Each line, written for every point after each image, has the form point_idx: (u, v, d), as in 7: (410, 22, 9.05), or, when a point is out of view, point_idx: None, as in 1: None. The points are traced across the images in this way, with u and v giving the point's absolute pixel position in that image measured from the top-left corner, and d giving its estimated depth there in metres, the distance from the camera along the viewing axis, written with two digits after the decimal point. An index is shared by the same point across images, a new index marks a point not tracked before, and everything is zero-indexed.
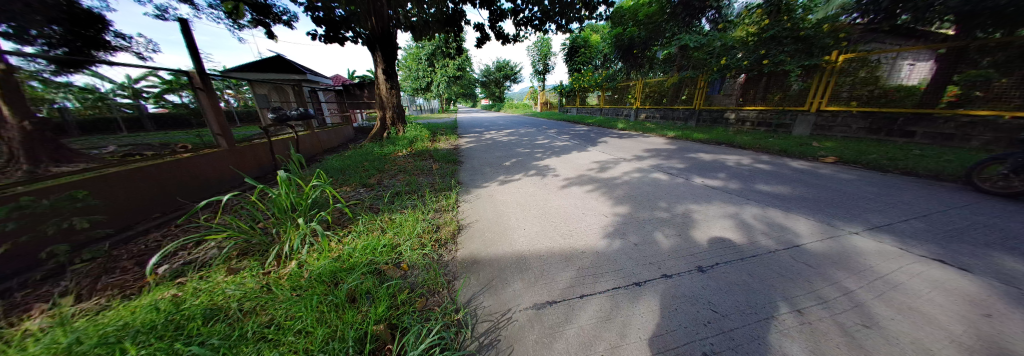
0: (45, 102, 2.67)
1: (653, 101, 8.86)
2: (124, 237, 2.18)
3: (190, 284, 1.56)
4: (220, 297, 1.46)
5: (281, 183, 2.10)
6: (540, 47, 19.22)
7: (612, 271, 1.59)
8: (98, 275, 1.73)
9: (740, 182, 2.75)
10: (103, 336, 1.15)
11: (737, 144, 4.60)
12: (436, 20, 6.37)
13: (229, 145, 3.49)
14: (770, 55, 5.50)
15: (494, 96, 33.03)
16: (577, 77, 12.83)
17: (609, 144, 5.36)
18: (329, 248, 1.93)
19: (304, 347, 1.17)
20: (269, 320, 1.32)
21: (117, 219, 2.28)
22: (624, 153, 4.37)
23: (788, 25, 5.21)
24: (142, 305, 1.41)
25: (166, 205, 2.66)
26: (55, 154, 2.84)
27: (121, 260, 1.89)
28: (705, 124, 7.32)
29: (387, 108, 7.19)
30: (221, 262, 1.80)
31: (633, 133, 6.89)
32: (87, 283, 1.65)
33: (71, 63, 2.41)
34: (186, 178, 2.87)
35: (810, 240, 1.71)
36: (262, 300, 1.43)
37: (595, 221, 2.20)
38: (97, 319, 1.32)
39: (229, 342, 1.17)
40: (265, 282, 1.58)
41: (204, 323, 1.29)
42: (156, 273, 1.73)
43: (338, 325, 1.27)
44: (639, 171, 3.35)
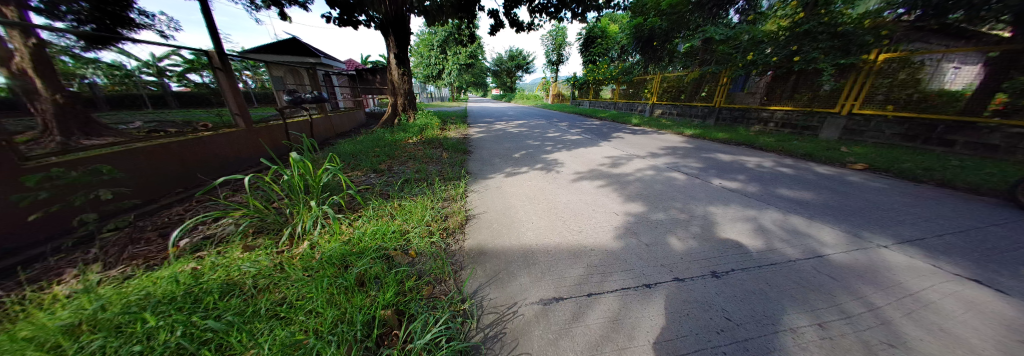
0: (76, 78, 2.77)
1: (671, 97, 8.58)
2: (149, 209, 2.27)
3: (209, 259, 1.61)
4: (236, 272, 1.50)
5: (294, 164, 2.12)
6: (554, 36, 18.76)
7: (622, 271, 1.56)
8: (125, 243, 1.81)
9: (760, 186, 2.65)
10: (127, 305, 1.21)
11: (758, 145, 4.42)
12: (449, 6, 6.28)
13: (246, 126, 3.55)
14: (802, 52, 5.21)
15: (505, 86, 32.59)
16: (591, 70, 12.48)
17: (622, 140, 5.24)
18: (341, 230, 1.98)
19: (314, 328, 1.20)
20: (283, 297, 1.36)
21: (141, 194, 2.36)
22: (637, 149, 4.27)
23: (824, 19, 4.91)
24: (164, 276, 1.46)
25: (188, 180, 2.75)
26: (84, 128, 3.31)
27: (145, 231, 1.96)
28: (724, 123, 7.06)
29: (399, 94, 7.19)
30: (238, 238, 1.85)
31: (649, 129, 6.71)
32: (113, 251, 1.72)
33: (99, 39, 2.46)
34: (205, 156, 2.94)
35: (834, 250, 1.63)
36: (275, 278, 1.46)
37: (604, 219, 2.15)
38: (122, 287, 1.38)
39: (245, 318, 1.21)
40: (278, 261, 1.62)
41: (220, 298, 1.34)
42: (177, 246, 1.79)
43: (347, 308, 1.29)
44: (653, 169, 3.28)
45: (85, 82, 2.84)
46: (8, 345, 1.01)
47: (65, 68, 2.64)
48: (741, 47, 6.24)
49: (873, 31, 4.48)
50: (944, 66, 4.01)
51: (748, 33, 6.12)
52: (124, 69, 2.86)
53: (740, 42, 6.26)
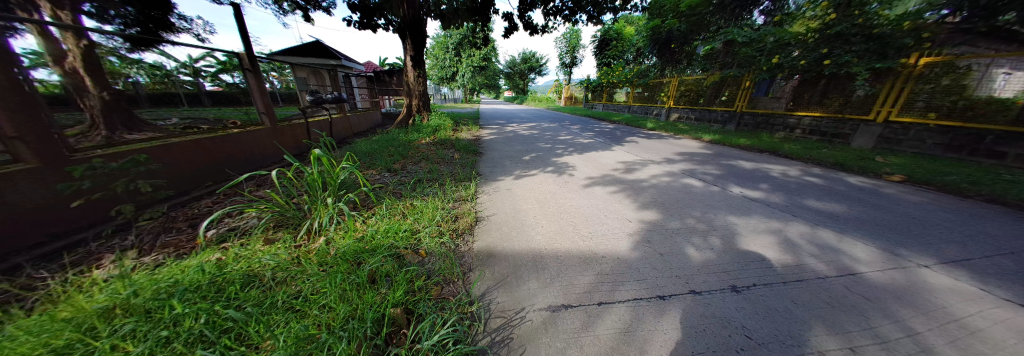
0: (122, 77, 3.26)
1: (689, 100, 8.34)
2: (182, 200, 2.38)
3: (233, 250, 1.66)
4: (256, 264, 1.55)
5: (314, 160, 2.16)
6: (568, 38, 18.64)
7: (636, 279, 1.51)
8: (159, 232, 1.91)
9: (784, 196, 2.51)
10: (156, 291, 1.26)
11: (782, 152, 4.22)
12: (465, 9, 6.37)
13: (272, 124, 3.68)
14: (833, 55, 4.83)
15: (518, 88, 32.64)
16: (605, 72, 12.32)
17: (636, 144, 5.12)
18: (354, 227, 2.00)
19: (326, 322, 1.21)
20: (298, 291, 1.38)
21: (175, 186, 2.47)
22: (652, 155, 4.15)
23: (858, 20, 4.55)
24: (192, 264, 1.53)
25: (217, 175, 2.87)
26: (128, 124, 3.71)
27: (177, 221, 2.06)
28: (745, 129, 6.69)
29: (414, 95, 7.30)
30: (260, 231, 1.91)
31: (665, 134, 6.54)
32: (148, 239, 1.82)
33: (143, 42, 2.61)
34: (232, 152, 3.05)
35: (869, 268, 1.51)
36: (292, 271, 1.49)
37: (615, 227, 2.08)
38: (153, 273, 1.44)
39: (262, 310, 1.24)
40: (295, 255, 1.66)
41: (241, 288, 1.38)
42: (205, 236, 1.87)
43: (358, 305, 1.29)
44: (668, 175, 3.17)
45: (128, 81, 3.32)
46: (53, 324, 1.08)
47: (113, 68, 3.13)
48: (766, 49, 5.70)
49: (914, 34, 4.13)
50: (993, 71, 3.76)
51: (773, 35, 5.53)
52: (163, 69, 3.13)
53: (765, 44, 5.66)
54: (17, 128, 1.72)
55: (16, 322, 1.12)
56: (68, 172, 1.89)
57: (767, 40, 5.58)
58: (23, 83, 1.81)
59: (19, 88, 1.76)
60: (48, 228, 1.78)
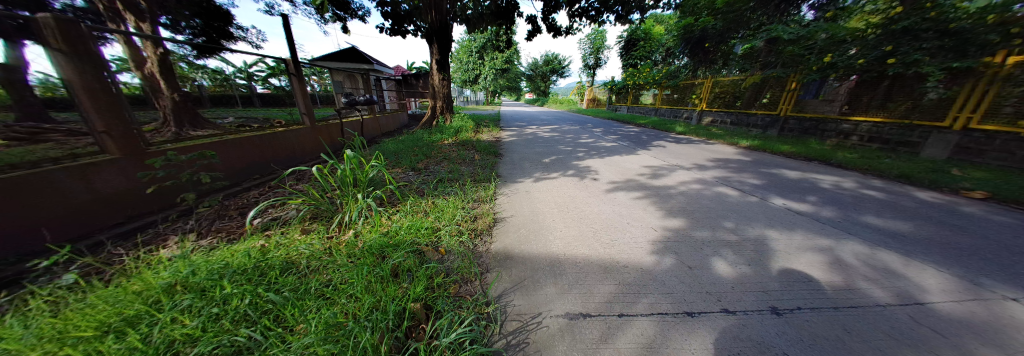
0: (189, 80, 3.77)
1: (724, 103, 7.80)
2: (234, 190, 2.68)
3: (274, 238, 1.78)
4: (293, 252, 1.64)
5: (347, 159, 2.25)
6: (593, 39, 18.30)
7: (661, 289, 1.44)
8: (214, 219, 2.16)
9: (836, 210, 2.27)
10: (210, 271, 1.38)
11: (831, 161, 3.84)
12: (490, 13, 6.44)
13: (312, 124, 3.96)
14: (898, 53, 4.17)
15: (539, 90, 32.52)
16: (631, 74, 11.94)
17: (664, 149, 4.89)
18: (380, 222, 2.06)
19: (352, 311, 1.25)
20: (327, 279, 1.44)
21: (230, 178, 2.81)
22: (681, 160, 3.94)
23: (931, 14, 3.82)
24: (240, 249, 1.65)
25: (264, 169, 3.20)
26: (192, 122, 4.26)
27: (229, 209, 2.31)
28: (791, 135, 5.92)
29: (439, 97, 7.48)
30: (298, 222, 2.02)
31: (695, 138, 6.21)
32: (205, 224, 2.07)
33: (207, 49, 2.87)
34: (272, 149, 3.30)
35: (940, 298, 1.31)
36: (324, 261, 1.56)
37: (640, 234, 1.98)
38: (208, 255, 1.57)
39: (297, 296, 1.31)
40: (327, 246, 1.73)
41: (279, 273, 1.47)
42: (252, 224, 2.02)
43: (381, 297, 1.32)
44: (699, 183, 2.98)
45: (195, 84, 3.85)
46: (126, 296, 1.24)
47: (184, 73, 3.60)
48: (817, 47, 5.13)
49: (1001, 29, 3.43)
50: None
51: (826, 31, 5.03)
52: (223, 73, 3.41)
53: (816, 41, 5.14)
54: (105, 123, 1.99)
55: (99, 291, 1.29)
56: (147, 163, 2.20)
57: (819, 37, 5.09)
58: (111, 85, 2.09)
59: (105, 88, 2.02)
60: (125, 212, 2.08)
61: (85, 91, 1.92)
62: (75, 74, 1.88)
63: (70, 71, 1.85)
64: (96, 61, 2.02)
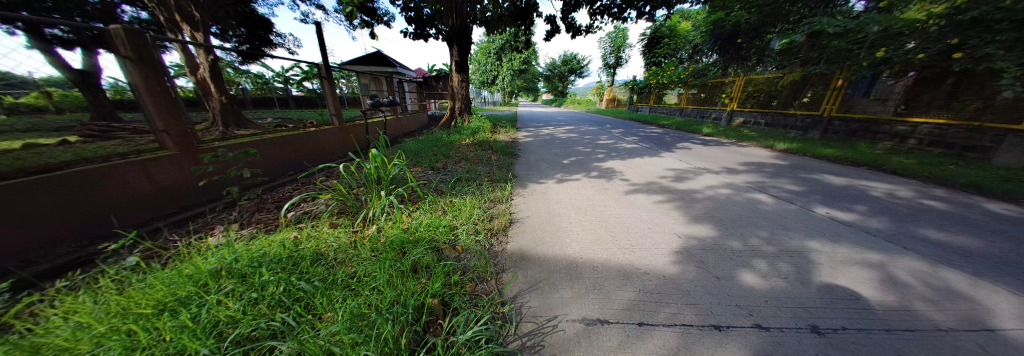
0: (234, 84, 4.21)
1: (758, 103, 7.22)
2: (270, 185, 2.85)
3: (305, 230, 1.86)
4: (322, 244, 1.70)
5: (371, 158, 2.32)
6: (614, 38, 17.84)
7: (689, 296, 1.37)
8: (254, 211, 2.30)
9: (889, 221, 2.05)
10: (249, 259, 1.46)
11: (881, 167, 3.50)
12: (509, 14, 6.44)
13: (339, 124, 4.14)
14: (965, 46, 3.72)
15: (557, 91, 32.19)
16: (654, 73, 11.53)
17: (689, 151, 4.66)
18: (401, 219, 2.10)
19: (375, 303, 1.26)
20: (352, 271, 1.48)
21: (268, 173, 3.02)
22: (708, 163, 3.74)
23: (1007, 2, 3.24)
24: (276, 239, 1.73)
25: (296, 167, 3.38)
26: (237, 121, 4.82)
27: (266, 202, 2.45)
28: (835, 138, 5.39)
29: (457, 98, 7.58)
30: (327, 215, 2.11)
31: (724, 140, 5.87)
32: (246, 216, 2.21)
33: (250, 54, 3.06)
34: (302, 147, 3.47)
35: (1021, 326, 1.13)
36: (349, 254, 1.61)
37: (664, 240, 1.88)
38: (248, 244, 1.66)
39: (324, 286, 1.35)
40: (352, 240, 1.79)
41: (310, 263, 1.53)
42: (286, 217, 2.14)
43: (402, 291, 1.33)
44: (728, 187, 2.80)
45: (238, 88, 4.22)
46: (179, 278, 1.32)
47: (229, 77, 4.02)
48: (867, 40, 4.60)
49: None
50: None
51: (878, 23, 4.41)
52: None
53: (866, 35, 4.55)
54: (165, 123, 2.22)
55: (156, 272, 1.40)
56: (197, 159, 2.41)
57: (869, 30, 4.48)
58: (170, 88, 2.31)
59: (165, 91, 2.24)
60: (178, 202, 2.29)
61: (149, 94, 2.14)
62: (140, 79, 2.10)
63: (137, 76, 2.07)
64: (157, 67, 2.24)
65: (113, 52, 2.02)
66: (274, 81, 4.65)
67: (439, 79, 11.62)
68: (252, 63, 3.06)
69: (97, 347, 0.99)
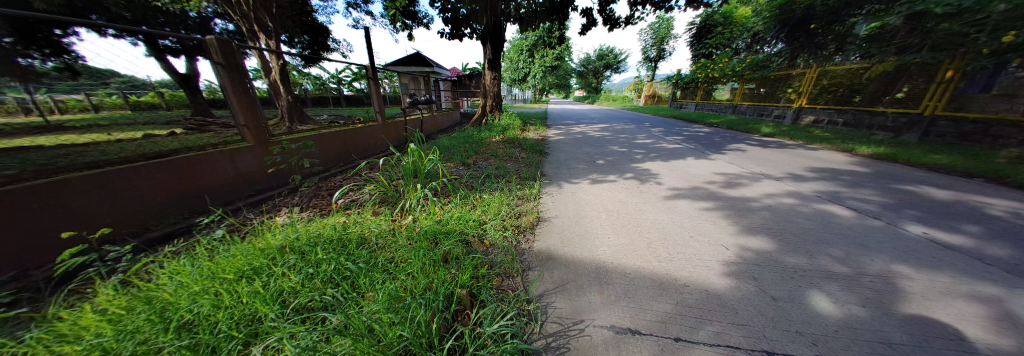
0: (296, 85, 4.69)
1: (832, 100, 6.23)
2: (325, 174, 3.14)
3: (352, 216, 2.00)
4: (365, 229, 1.81)
5: (409, 152, 2.41)
6: (657, 29, 16.63)
7: (745, 311, 1.23)
8: (314, 196, 2.53)
9: (1015, 249, 1.64)
10: (305, 238, 1.60)
11: (1001, 180, 2.83)
12: (544, 10, 6.29)
13: (382, 121, 4.40)
14: None
15: (591, 87, 31.10)
16: (703, 66, 10.58)
17: (742, 153, 4.20)
18: (434, 210, 2.16)
19: (410, 286, 1.31)
20: (390, 257, 1.55)
21: (324, 164, 3.32)
22: (765, 168, 3.33)
23: None
24: (329, 222, 1.88)
25: (346, 159, 3.67)
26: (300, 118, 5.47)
27: (322, 189, 2.69)
28: (936, 141, 4.47)
29: (489, 96, 7.63)
30: (371, 204, 2.25)
31: (787, 142, 5.21)
32: (305, 200, 2.44)
33: (310, 58, 3.37)
34: (351, 141, 3.75)
35: None
36: (387, 241, 1.69)
37: (712, 249, 1.72)
38: (307, 225, 1.82)
39: (366, 268, 1.42)
40: (390, 227, 1.87)
41: (355, 246, 1.63)
42: (337, 203, 2.32)
43: (433, 278, 1.36)
44: (791, 197, 2.46)
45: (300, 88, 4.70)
46: (254, 250, 1.48)
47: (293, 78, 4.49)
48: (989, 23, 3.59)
49: None
50: None
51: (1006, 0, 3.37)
52: None
53: (987, 16, 3.58)
54: (245, 118, 2.53)
55: (236, 244, 1.58)
56: (269, 150, 2.75)
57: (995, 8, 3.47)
58: (251, 89, 2.62)
59: (246, 91, 2.55)
60: (254, 186, 2.62)
61: (234, 94, 2.45)
62: (229, 82, 2.41)
63: (226, 80, 2.38)
64: (241, 71, 2.55)
65: (210, 60, 2.34)
66: (328, 82, 5.11)
67: (473, 77, 11.86)
68: (312, 66, 3.36)
69: (194, 303, 1.15)
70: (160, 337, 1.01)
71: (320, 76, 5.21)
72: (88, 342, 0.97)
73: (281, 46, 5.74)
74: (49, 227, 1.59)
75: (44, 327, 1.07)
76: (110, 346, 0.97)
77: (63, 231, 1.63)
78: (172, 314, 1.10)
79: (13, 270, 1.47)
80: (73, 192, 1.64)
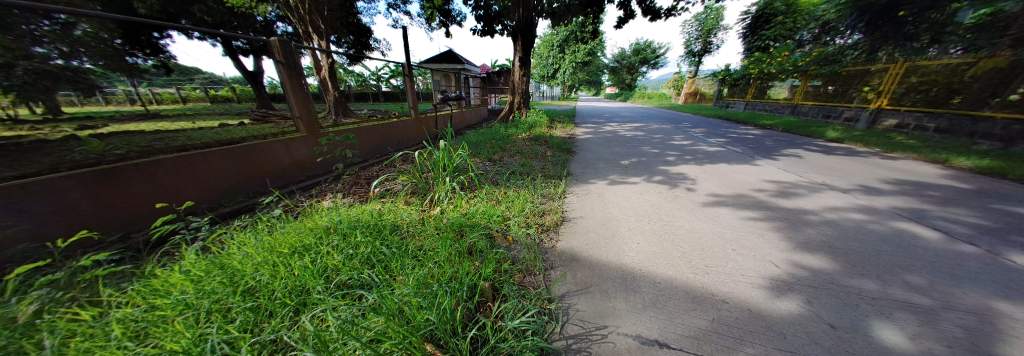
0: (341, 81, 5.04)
1: (920, 101, 5.33)
2: (364, 164, 3.36)
3: (386, 204, 2.11)
4: (397, 217, 1.89)
5: (440, 147, 2.49)
6: (703, 20, 15.39)
7: (799, 335, 1.10)
8: (354, 184, 2.72)
9: None
10: (344, 222, 1.71)
11: None
12: (578, 2, 6.07)
13: (415, 115, 4.59)
14: None
15: (625, 83, 29.75)
16: (757, 61, 9.62)
17: (798, 160, 3.76)
18: (460, 203, 2.20)
19: (437, 274, 1.34)
20: (420, 245, 1.61)
21: (363, 155, 3.54)
22: (826, 178, 2.95)
23: None
24: (366, 208, 2.01)
25: (382, 151, 3.88)
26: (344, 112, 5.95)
27: (360, 178, 2.87)
28: None
29: (518, 93, 7.60)
30: (404, 194, 2.36)
31: (855, 149, 4.57)
32: (348, 187, 2.62)
33: (354, 56, 3.57)
34: (387, 134, 3.95)
35: None
36: (416, 230, 1.76)
37: (758, 264, 1.57)
38: (348, 210, 1.95)
39: (396, 254, 1.49)
40: (420, 217, 1.94)
41: (388, 232, 1.72)
42: (373, 191, 2.45)
43: (458, 268, 1.39)
44: (859, 212, 2.15)
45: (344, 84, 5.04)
46: (305, 229, 1.63)
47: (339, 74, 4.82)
48: None
49: None
50: None
51: None
52: None
53: None
54: (299, 111, 2.76)
55: (290, 223, 1.74)
56: (318, 140, 2.99)
57: None
58: (305, 85, 2.86)
59: (301, 87, 2.78)
60: (305, 172, 2.87)
61: (291, 90, 2.68)
62: (288, 79, 2.65)
63: (285, 77, 2.62)
64: (297, 68, 2.78)
65: (272, 59, 2.58)
66: (369, 80, 5.44)
67: (503, 74, 11.92)
68: (354, 62, 3.56)
69: (257, 270, 1.29)
70: (229, 298, 1.15)
71: (361, 73, 5.54)
72: (175, 296, 1.12)
73: (331, 46, 6.16)
74: (147, 199, 1.86)
75: (142, 281, 1.26)
76: (191, 302, 1.12)
77: (157, 203, 1.90)
78: (239, 280, 1.24)
79: (120, 231, 1.76)
80: (165, 171, 1.92)
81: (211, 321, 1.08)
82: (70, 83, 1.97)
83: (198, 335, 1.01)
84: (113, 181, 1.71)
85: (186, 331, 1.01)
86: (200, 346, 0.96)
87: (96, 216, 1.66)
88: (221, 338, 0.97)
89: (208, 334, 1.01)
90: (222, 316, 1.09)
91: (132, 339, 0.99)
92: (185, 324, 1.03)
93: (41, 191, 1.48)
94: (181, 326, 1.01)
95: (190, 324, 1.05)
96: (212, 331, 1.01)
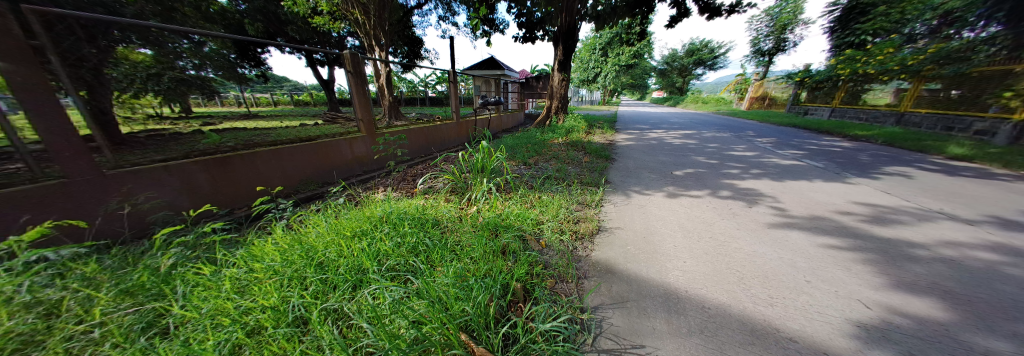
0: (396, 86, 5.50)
1: None
2: (411, 163, 3.62)
3: (428, 200, 2.25)
4: (437, 212, 2.01)
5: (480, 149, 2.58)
6: (776, 15, 13.62)
7: None
8: (402, 180, 2.94)
9: None
10: (392, 213, 1.86)
11: None
12: (625, 4, 5.86)
13: (457, 119, 4.81)
14: None
15: (675, 87, 27.63)
16: (850, 60, 8.19)
17: (901, 180, 3.11)
18: (495, 204, 2.25)
19: (471, 269, 1.40)
20: (458, 240, 1.69)
21: (410, 154, 3.82)
22: (941, 205, 2.40)
23: None
24: (412, 202, 2.16)
25: (427, 151, 4.14)
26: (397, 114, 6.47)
27: (408, 175, 3.09)
28: None
29: (556, 98, 7.54)
30: (445, 191, 2.48)
31: (986, 170, 3.64)
32: (397, 183, 2.84)
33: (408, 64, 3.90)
34: (432, 136, 4.21)
35: None
36: (452, 226, 1.85)
37: (835, 300, 1.34)
38: (398, 203, 2.12)
39: (436, 246, 1.58)
40: (458, 214, 2.04)
41: (430, 226, 1.83)
42: (418, 188, 2.63)
43: (492, 266, 1.43)
44: (991, 251, 1.72)
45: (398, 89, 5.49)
46: (363, 216, 1.81)
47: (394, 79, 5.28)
48: None
49: None
50: None
51: None
52: None
53: None
54: (362, 114, 3.08)
55: (351, 210, 1.95)
56: (375, 139, 3.30)
57: None
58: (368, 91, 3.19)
59: (365, 92, 3.10)
60: (362, 167, 3.18)
61: (357, 95, 3.02)
62: (356, 86, 3.00)
63: (353, 84, 2.96)
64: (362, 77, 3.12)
65: (343, 68, 2.94)
66: (418, 86, 5.89)
67: (542, 79, 11.96)
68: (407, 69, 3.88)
69: (327, 248, 1.47)
70: (304, 268, 1.33)
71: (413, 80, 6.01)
72: (267, 263, 1.33)
73: (389, 56, 6.78)
74: (248, 182, 2.24)
75: (245, 248, 1.52)
76: (277, 269, 1.32)
77: (257, 186, 2.28)
78: (313, 254, 1.43)
79: (228, 206, 2.14)
80: (262, 161, 2.30)
81: (291, 286, 1.26)
82: (199, 89, 2.47)
83: (282, 297, 1.18)
84: (226, 167, 2.10)
85: (273, 292, 1.19)
86: (283, 306, 1.12)
87: (213, 193, 2.06)
88: (298, 302, 1.13)
89: (289, 297, 1.18)
90: (300, 283, 1.27)
91: (235, 293, 1.20)
92: (273, 286, 1.22)
93: (178, 172, 1.87)
94: (271, 288, 1.20)
95: (277, 286, 1.24)
96: (292, 295, 1.18)
